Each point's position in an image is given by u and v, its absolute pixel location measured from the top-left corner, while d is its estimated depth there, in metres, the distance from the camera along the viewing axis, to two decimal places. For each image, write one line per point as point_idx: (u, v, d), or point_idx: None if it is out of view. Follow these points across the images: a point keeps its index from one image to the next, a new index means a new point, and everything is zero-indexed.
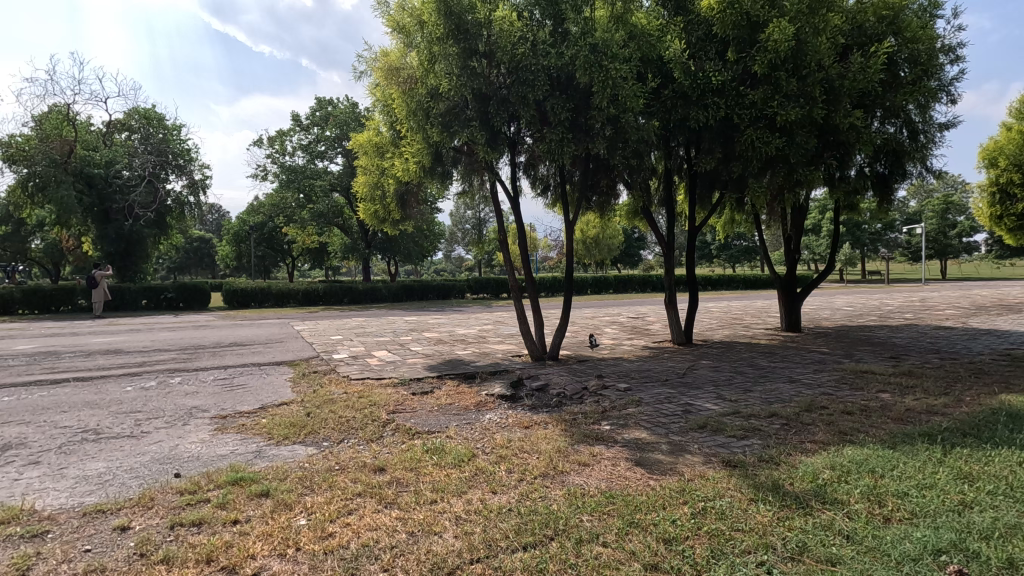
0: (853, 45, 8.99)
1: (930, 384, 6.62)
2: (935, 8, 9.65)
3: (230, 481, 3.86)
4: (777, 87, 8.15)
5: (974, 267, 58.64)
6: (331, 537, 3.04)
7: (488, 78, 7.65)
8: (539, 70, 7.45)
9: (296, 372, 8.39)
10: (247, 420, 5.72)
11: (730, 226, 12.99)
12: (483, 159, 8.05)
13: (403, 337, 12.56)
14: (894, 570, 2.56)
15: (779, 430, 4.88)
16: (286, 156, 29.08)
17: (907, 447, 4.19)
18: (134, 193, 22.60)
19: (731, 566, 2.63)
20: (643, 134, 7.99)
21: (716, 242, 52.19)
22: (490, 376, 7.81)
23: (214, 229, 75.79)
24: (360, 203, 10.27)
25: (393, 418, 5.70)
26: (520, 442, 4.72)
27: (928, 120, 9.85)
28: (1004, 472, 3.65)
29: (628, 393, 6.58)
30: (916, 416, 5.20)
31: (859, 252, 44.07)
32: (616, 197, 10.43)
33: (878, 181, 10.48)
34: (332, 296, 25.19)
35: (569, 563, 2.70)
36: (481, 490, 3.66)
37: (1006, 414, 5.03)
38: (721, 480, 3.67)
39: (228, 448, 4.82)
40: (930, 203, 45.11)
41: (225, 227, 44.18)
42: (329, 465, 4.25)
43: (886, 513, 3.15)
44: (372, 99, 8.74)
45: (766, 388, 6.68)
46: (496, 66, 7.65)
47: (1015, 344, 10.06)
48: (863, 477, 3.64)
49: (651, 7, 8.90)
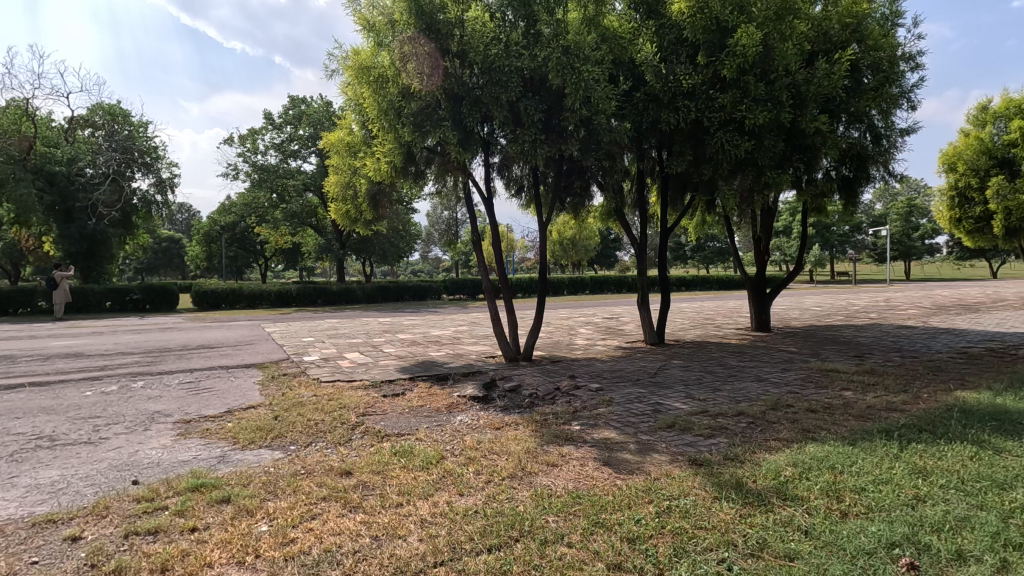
0: (819, 52, 9.23)
1: (892, 382, 6.82)
2: (897, 17, 9.94)
3: (190, 487, 3.76)
4: (746, 91, 8.26)
5: (936, 269, 60.74)
6: (292, 543, 2.98)
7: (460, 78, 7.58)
8: (512, 70, 7.44)
9: (265, 374, 8.24)
10: (212, 424, 5.59)
11: (701, 227, 13.17)
12: (456, 159, 8.02)
13: (376, 338, 12.45)
14: (848, 564, 2.62)
15: (745, 428, 4.96)
16: (258, 155, 28.59)
17: (866, 444, 4.30)
18: (98, 192, 21.96)
19: (693, 564, 2.66)
20: (615, 136, 8.10)
21: (690, 244, 53.05)
22: (463, 378, 7.79)
23: (184, 228, 74.14)
24: (332, 202, 10.13)
25: (363, 420, 5.65)
26: (490, 442, 4.72)
27: (890, 126, 10.15)
28: (956, 466, 3.78)
29: (600, 393, 6.63)
30: (876, 414, 5.35)
31: (828, 253, 45.38)
32: (590, 198, 10.50)
33: (843, 185, 10.76)
34: (306, 296, 24.84)
35: (533, 564, 2.70)
36: (448, 492, 3.64)
37: (960, 410, 5.20)
38: (686, 479, 3.72)
39: (190, 453, 4.71)
40: (894, 206, 46.51)
41: (195, 227, 43.24)
42: (295, 469, 4.18)
43: (843, 509, 3.22)
44: (344, 97, 8.63)
45: (734, 387, 6.79)
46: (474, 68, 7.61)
47: (971, 342, 10.45)
48: (823, 473, 3.72)
49: (623, 11, 9.01)
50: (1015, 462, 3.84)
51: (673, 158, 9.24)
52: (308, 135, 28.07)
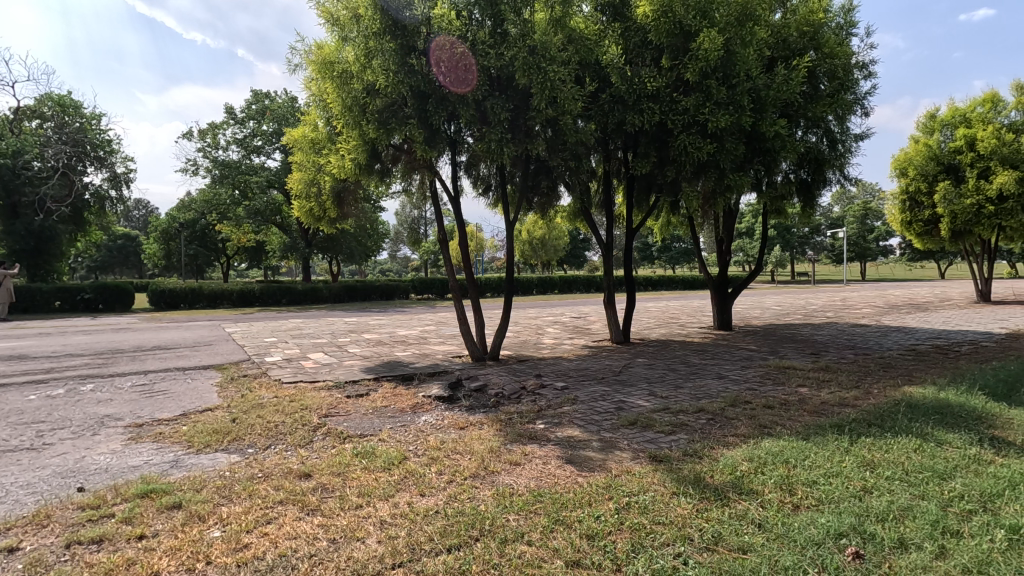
0: (779, 58, 9.50)
1: (844, 378, 7.09)
2: (851, 26, 10.30)
3: (139, 493, 3.62)
4: (708, 95, 8.41)
5: (890, 270, 63.30)
6: (245, 549, 2.90)
7: (459, 64, 7.39)
8: (475, 68, 7.45)
9: (223, 376, 8.00)
10: (165, 428, 5.39)
11: (666, 227, 13.39)
12: (422, 157, 7.98)
13: (341, 339, 12.25)
14: (797, 555, 2.70)
15: (705, 424, 5.07)
16: (219, 151, 27.83)
17: (819, 438, 4.44)
18: (46, 186, 20.91)
19: (650, 559, 2.70)
20: (581, 136, 8.17)
21: (657, 245, 54.02)
22: (428, 378, 7.75)
23: (140, 225, 71.57)
24: (295, 199, 9.93)
25: (325, 421, 5.54)
26: (453, 442, 4.70)
27: (845, 131, 10.51)
28: (901, 458, 3.95)
29: (564, 392, 6.67)
30: (829, 409, 5.53)
31: (788, 254, 46.82)
32: (557, 198, 10.55)
33: (802, 188, 11.10)
34: (270, 296, 24.24)
35: (492, 563, 2.69)
36: (409, 492, 3.61)
37: (907, 405, 5.42)
38: (646, 475, 3.78)
39: (141, 458, 4.53)
40: (850, 209, 48.07)
41: (152, 224, 41.75)
42: (251, 473, 4.07)
43: (796, 501, 3.32)
44: (307, 92, 8.46)
45: (695, 384, 6.94)
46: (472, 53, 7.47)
47: (919, 340, 10.93)
48: (777, 467, 3.83)
49: (590, 12, 9.08)
50: (954, 453, 4.04)
51: (638, 160, 9.37)
52: (272, 131, 27.50)
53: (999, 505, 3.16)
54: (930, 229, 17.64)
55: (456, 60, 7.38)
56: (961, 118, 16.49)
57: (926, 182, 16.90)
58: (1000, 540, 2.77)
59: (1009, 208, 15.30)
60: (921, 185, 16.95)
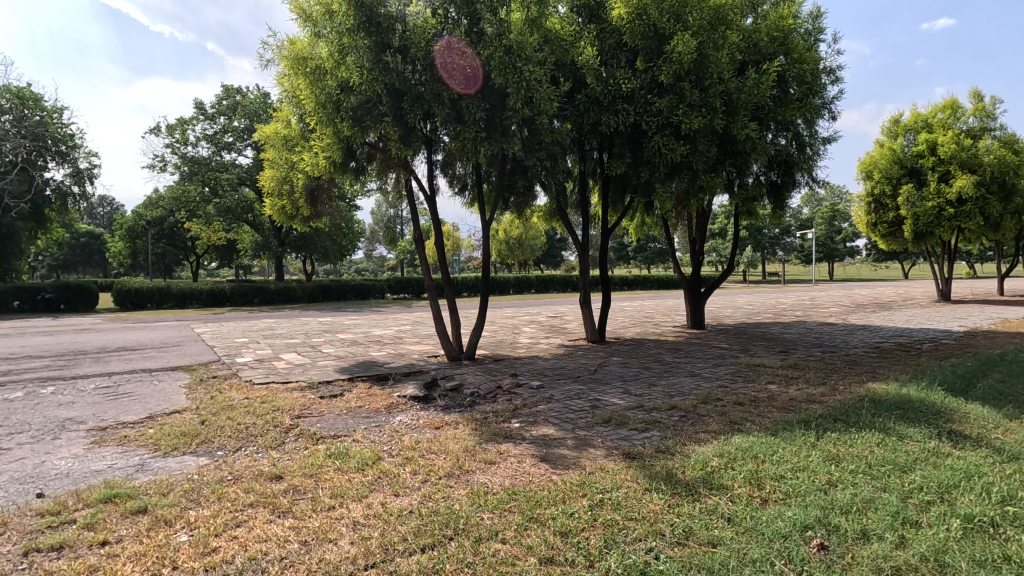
0: (750, 62, 9.70)
1: (812, 375, 7.27)
2: (819, 32, 10.56)
3: (102, 498, 3.51)
4: (681, 97, 8.52)
5: (857, 271, 65.23)
6: (214, 553, 2.84)
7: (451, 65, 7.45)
8: (468, 68, 7.49)
9: (191, 377, 7.81)
10: (130, 431, 5.24)
11: (641, 228, 13.53)
12: (397, 155, 7.91)
13: (315, 339, 12.07)
14: (765, 547, 2.77)
15: (677, 421, 5.14)
16: (188, 147, 27.18)
17: (786, 434, 4.55)
18: (5, 181, 20.17)
19: (622, 554, 2.73)
20: (557, 136, 8.19)
21: (632, 245, 54.65)
22: (403, 378, 7.69)
23: (105, 222, 69.46)
24: (267, 197, 9.75)
25: (298, 422, 5.46)
26: (428, 442, 4.68)
27: (814, 135, 10.75)
28: (865, 452, 4.07)
29: (540, 391, 6.69)
30: (798, 405, 5.68)
31: (759, 255, 47.90)
32: (533, 198, 10.57)
33: (772, 189, 11.35)
34: (241, 296, 23.71)
35: (465, 562, 2.69)
36: (382, 493, 3.58)
37: (871, 400, 5.60)
38: (619, 471, 3.82)
39: (104, 462, 4.39)
40: (819, 210, 49.38)
41: (118, 222, 40.60)
42: (220, 476, 3.98)
43: (764, 495, 3.40)
44: (279, 88, 8.31)
45: (668, 382, 7.04)
46: (465, 52, 7.46)
47: (884, 337, 11.29)
48: (746, 463, 3.91)
49: (566, 13, 9.15)
50: (914, 446, 4.19)
51: (613, 160, 9.44)
52: (244, 127, 26.97)
53: (955, 496, 3.30)
54: (894, 231, 18.21)
55: (450, 60, 7.44)
56: (923, 123, 17.13)
57: (891, 185, 17.44)
58: (956, 530, 2.88)
59: (968, 210, 15.94)
60: (886, 188, 17.48)
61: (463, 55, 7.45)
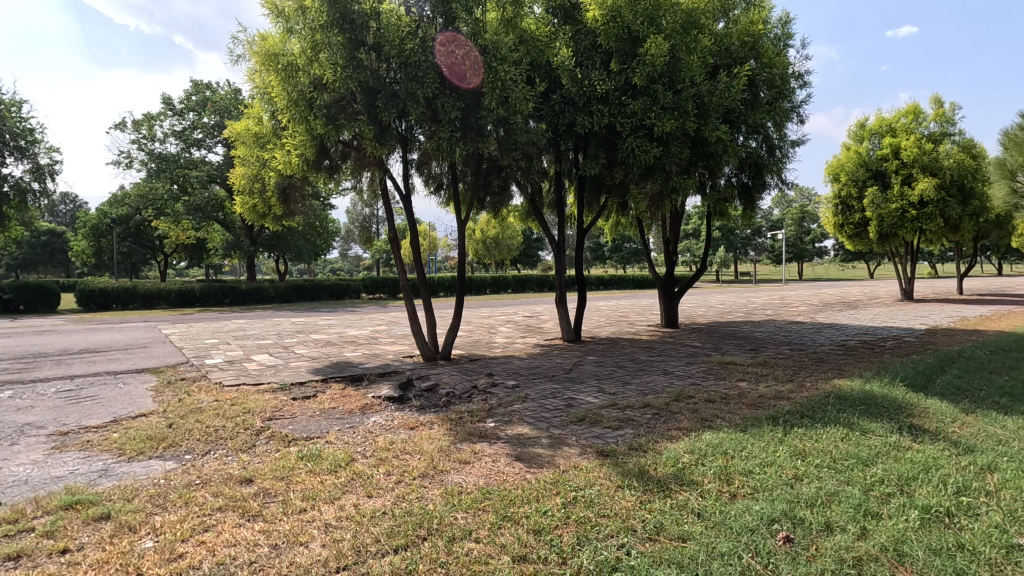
0: (721, 66, 9.89)
1: (781, 372, 7.46)
2: (788, 38, 10.82)
3: (63, 505, 3.41)
4: (655, 99, 8.63)
5: (825, 271, 66.98)
6: (180, 559, 2.78)
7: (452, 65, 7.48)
8: (466, 64, 7.50)
9: (158, 380, 7.60)
10: (93, 435, 5.09)
11: (616, 228, 13.65)
12: (371, 154, 7.83)
13: (288, 339, 11.89)
14: (734, 541, 2.82)
15: (650, 419, 5.22)
16: (156, 143, 26.49)
17: (755, 430, 4.66)
18: None
19: (594, 550, 2.77)
20: (532, 136, 8.21)
21: (607, 246, 55.21)
22: (378, 378, 7.62)
23: (68, 220, 67.15)
24: (237, 195, 9.54)
25: (269, 425, 5.37)
26: (403, 443, 4.65)
27: (783, 138, 10.99)
28: (830, 447, 4.20)
29: (515, 390, 6.72)
30: (766, 402, 5.82)
31: (731, 255, 48.83)
32: (509, 198, 10.59)
33: (743, 191, 11.58)
34: (211, 296, 23.19)
35: (438, 562, 2.68)
36: (355, 495, 3.54)
37: (836, 397, 5.76)
38: (593, 469, 3.86)
39: (65, 468, 4.25)
40: (789, 212, 50.57)
41: (81, 220, 39.36)
42: (188, 480, 3.89)
43: (733, 490, 3.47)
44: (250, 84, 8.16)
45: (641, 380, 7.14)
46: (456, 50, 7.45)
47: (849, 336, 11.62)
48: (716, 459, 3.99)
49: (542, 14, 9.21)
50: (877, 440, 4.33)
51: (588, 161, 9.51)
52: (214, 123, 26.37)
53: (914, 488, 3.42)
54: (860, 232, 18.75)
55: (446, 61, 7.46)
56: (887, 127, 17.71)
57: (857, 188, 17.95)
58: (914, 520, 2.99)
59: (929, 212, 16.53)
60: (853, 191, 17.98)
61: (440, 55, 7.40)
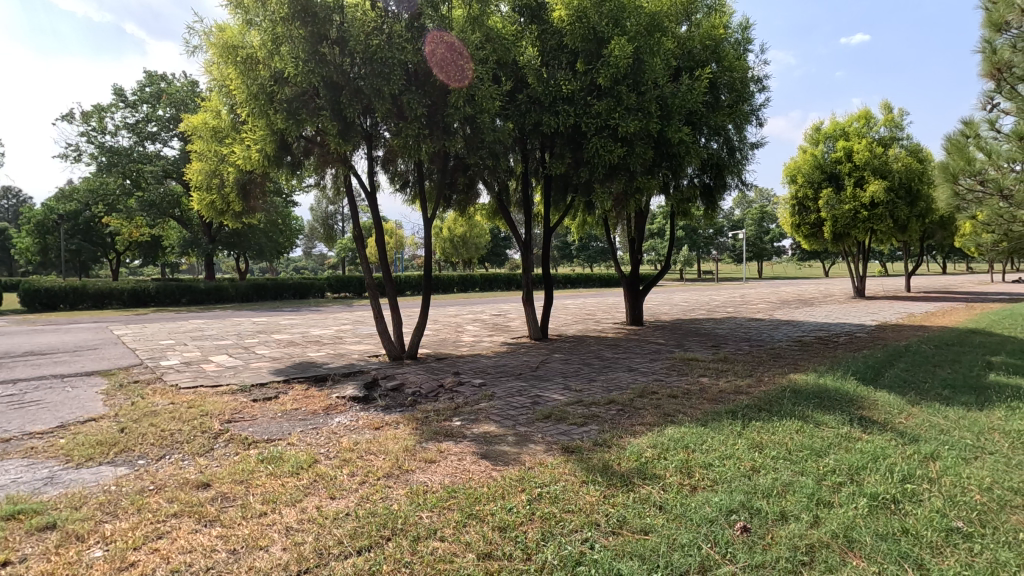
0: (683, 68, 10.10)
1: (740, 367, 7.69)
2: (747, 42, 11.13)
3: (3, 515, 3.23)
4: (619, 100, 8.73)
5: (783, 269, 69.09)
6: (132, 567, 2.68)
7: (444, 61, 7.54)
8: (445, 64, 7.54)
9: (110, 383, 7.29)
10: (37, 442, 4.85)
11: (582, 227, 13.75)
12: (335, 151, 7.66)
13: (249, 339, 11.58)
14: (694, 532, 2.90)
15: (614, 415, 5.29)
16: (106, 136, 25.35)
17: (715, 424, 4.79)
18: None
19: (558, 545, 2.79)
20: (499, 135, 8.19)
21: (574, 245, 55.65)
22: (343, 378, 7.50)
23: (9, 216, 63.56)
24: (193, 192, 9.22)
25: (228, 427, 5.21)
26: (368, 443, 4.59)
27: (743, 140, 11.29)
28: (786, 438, 4.35)
29: (482, 388, 6.71)
30: (726, 396, 5.99)
31: (694, 254, 49.86)
32: (475, 196, 10.56)
33: (705, 192, 11.83)
34: (167, 296, 22.35)
35: (403, 562, 2.66)
36: (318, 497, 3.48)
37: (791, 391, 5.96)
38: (558, 466, 3.89)
39: (7, 476, 4.04)
40: (749, 212, 52.14)
41: (25, 216, 37.37)
42: (141, 486, 3.75)
43: (693, 483, 3.55)
44: (207, 77, 7.90)
45: (606, 377, 7.22)
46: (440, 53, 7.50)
47: (804, 331, 12.06)
48: (678, 452, 4.08)
49: (508, 12, 9.21)
50: (829, 432, 4.51)
51: (554, 160, 9.56)
52: (169, 116, 25.41)
53: (863, 476, 3.57)
54: (816, 232, 19.40)
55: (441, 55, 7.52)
56: (841, 131, 18.47)
57: (813, 189, 18.59)
58: (863, 507, 3.13)
59: (880, 213, 17.26)
60: (809, 192, 18.62)
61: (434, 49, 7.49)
